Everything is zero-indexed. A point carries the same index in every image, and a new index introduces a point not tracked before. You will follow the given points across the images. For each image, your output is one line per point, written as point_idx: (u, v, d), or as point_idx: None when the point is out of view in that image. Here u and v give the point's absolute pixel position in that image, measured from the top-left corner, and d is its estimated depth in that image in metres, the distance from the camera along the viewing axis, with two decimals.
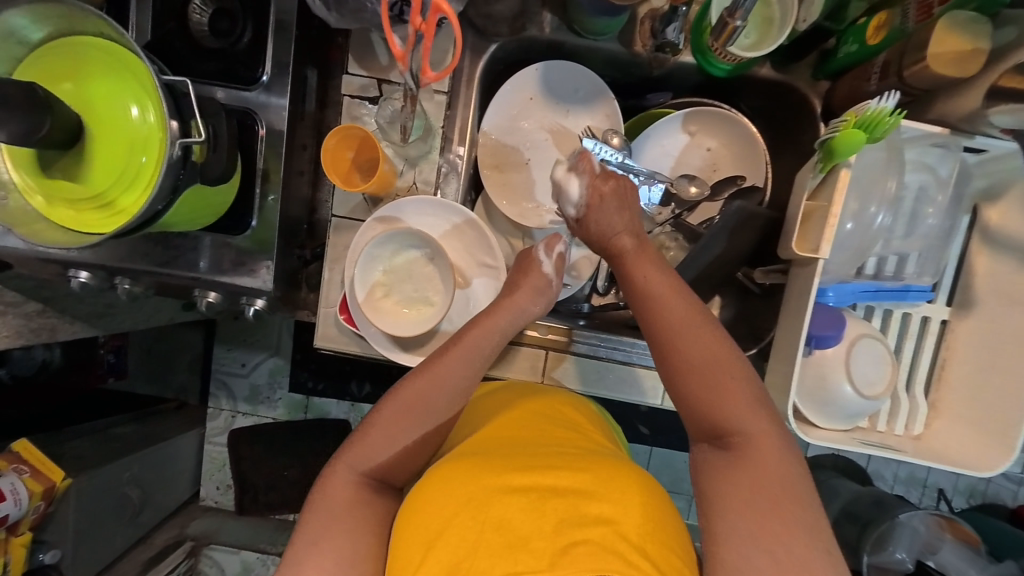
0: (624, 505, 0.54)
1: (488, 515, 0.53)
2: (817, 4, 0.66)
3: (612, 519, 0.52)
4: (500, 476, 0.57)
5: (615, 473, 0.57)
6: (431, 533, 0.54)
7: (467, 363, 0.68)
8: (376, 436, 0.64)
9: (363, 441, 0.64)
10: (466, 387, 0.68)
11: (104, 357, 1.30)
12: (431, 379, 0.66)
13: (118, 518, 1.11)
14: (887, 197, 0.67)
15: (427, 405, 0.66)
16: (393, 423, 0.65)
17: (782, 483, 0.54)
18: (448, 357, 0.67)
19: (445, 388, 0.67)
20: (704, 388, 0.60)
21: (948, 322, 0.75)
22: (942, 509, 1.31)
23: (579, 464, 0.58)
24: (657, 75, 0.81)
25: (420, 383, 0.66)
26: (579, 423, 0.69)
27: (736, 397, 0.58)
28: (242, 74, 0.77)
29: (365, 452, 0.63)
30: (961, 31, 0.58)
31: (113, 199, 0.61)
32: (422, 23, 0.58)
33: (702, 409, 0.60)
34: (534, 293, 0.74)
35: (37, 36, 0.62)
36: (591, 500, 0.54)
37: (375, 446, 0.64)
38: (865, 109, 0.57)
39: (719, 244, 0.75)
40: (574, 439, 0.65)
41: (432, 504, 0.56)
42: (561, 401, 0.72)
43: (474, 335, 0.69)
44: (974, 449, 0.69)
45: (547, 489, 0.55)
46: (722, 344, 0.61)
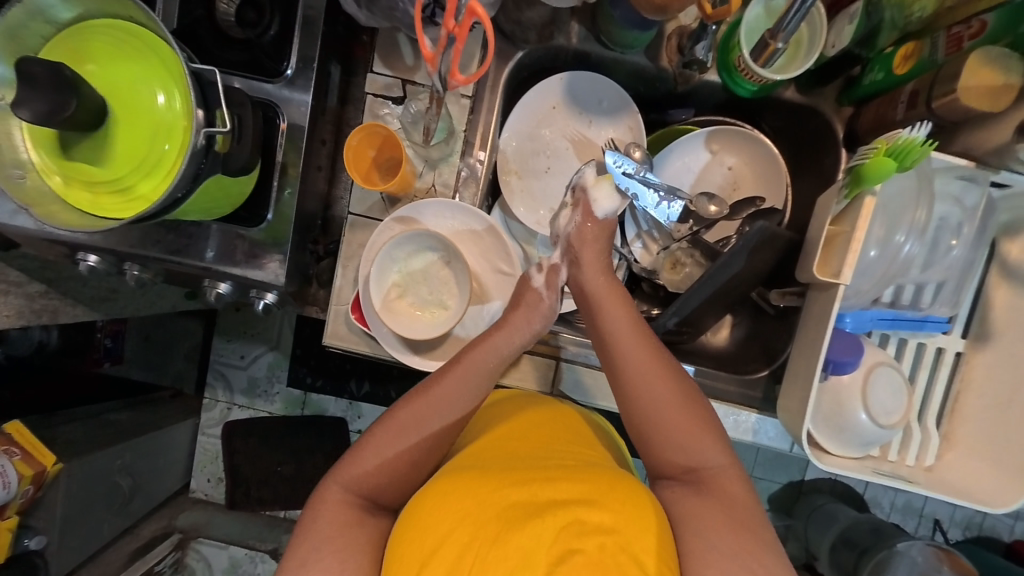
0: (626, 517, 0.53)
1: (485, 528, 0.52)
2: (847, 31, 0.66)
3: (613, 529, 0.52)
4: (498, 490, 0.56)
5: (614, 483, 0.57)
6: (425, 550, 0.52)
7: (467, 386, 0.67)
8: (370, 457, 0.62)
9: (356, 461, 0.62)
10: (462, 409, 0.66)
11: (102, 341, 1.29)
12: (426, 400, 0.65)
13: (107, 505, 1.10)
14: (916, 226, 0.66)
15: (422, 425, 0.64)
16: (386, 442, 0.63)
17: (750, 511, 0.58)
18: (447, 378, 0.66)
19: (439, 410, 0.65)
20: (669, 435, 0.62)
21: (963, 354, 0.74)
22: (938, 539, 1.29)
23: (577, 474, 0.57)
24: (681, 92, 0.81)
25: (416, 407, 0.65)
26: (579, 434, 0.68)
27: (700, 441, 0.62)
28: (267, 66, 0.77)
29: (357, 471, 0.62)
30: (995, 64, 0.58)
31: (133, 185, 0.60)
32: (455, 27, 0.58)
33: (671, 452, 0.62)
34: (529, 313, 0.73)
35: (66, 16, 0.61)
36: (593, 509, 0.53)
37: (370, 467, 0.62)
38: (897, 138, 0.57)
39: (739, 262, 0.74)
40: (571, 449, 0.64)
41: (429, 518, 0.55)
42: (563, 416, 0.71)
43: (474, 355, 0.68)
44: (988, 483, 0.68)
45: (545, 500, 0.54)
46: (690, 389, 0.64)
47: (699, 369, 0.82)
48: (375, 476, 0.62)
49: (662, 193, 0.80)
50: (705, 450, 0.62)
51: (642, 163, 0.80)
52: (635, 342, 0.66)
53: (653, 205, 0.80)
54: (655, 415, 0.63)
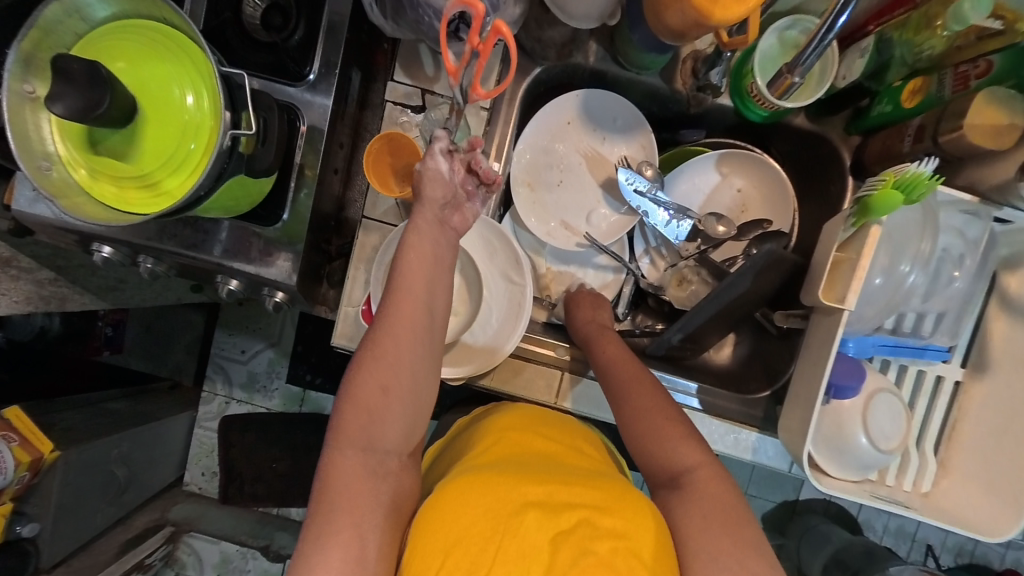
0: (636, 522, 0.55)
1: (506, 524, 0.53)
2: (858, 64, 0.68)
3: (623, 533, 0.54)
4: (516, 488, 0.56)
5: (624, 490, 0.58)
6: (446, 542, 0.53)
7: (416, 297, 0.64)
8: (353, 418, 0.60)
9: (344, 423, 0.60)
10: (420, 321, 0.64)
11: (103, 330, 1.33)
12: (383, 329, 0.62)
13: (100, 494, 1.10)
14: (920, 257, 0.68)
15: (389, 356, 0.61)
16: (364, 390, 0.60)
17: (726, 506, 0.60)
18: (393, 298, 0.64)
19: (399, 332, 0.62)
20: (658, 447, 0.65)
21: (961, 383, 0.76)
22: (929, 565, 1.30)
23: (590, 480, 0.59)
24: (693, 113, 0.83)
25: (379, 354, 0.61)
26: (581, 444, 0.71)
27: (676, 441, 0.64)
28: (291, 69, 0.79)
29: (355, 434, 0.59)
30: (999, 105, 0.60)
31: (159, 182, 0.62)
32: (478, 43, 0.59)
33: (653, 458, 0.65)
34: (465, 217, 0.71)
35: (102, 15, 0.63)
36: (604, 514, 0.55)
37: (354, 424, 0.60)
38: (904, 171, 0.58)
39: (745, 282, 0.75)
40: (578, 461, 0.66)
41: (447, 513, 0.55)
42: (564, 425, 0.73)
43: (410, 260, 0.65)
44: (982, 512, 0.69)
45: (561, 502, 0.56)
46: (670, 408, 0.67)
47: (702, 386, 0.82)
48: (371, 431, 0.60)
49: (672, 211, 0.83)
50: (678, 449, 0.64)
51: (653, 181, 0.82)
52: (621, 368, 0.71)
53: (663, 224, 0.83)
54: (641, 427, 0.66)
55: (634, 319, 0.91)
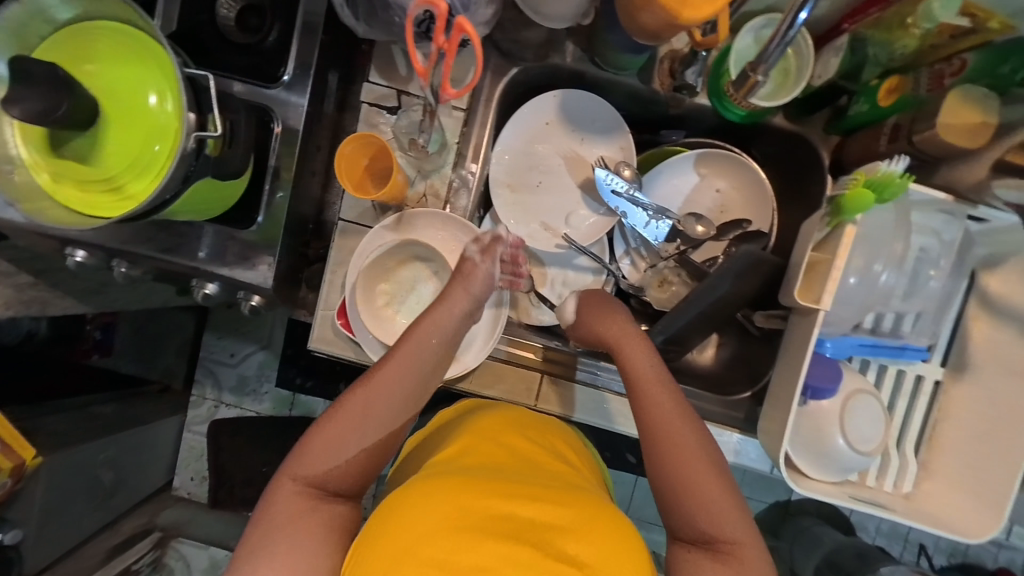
0: (601, 552, 0.54)
1: (460, 536, 0.52)
2: (834, 63, 0.68)
3: (584, 562, 0.53)
4: (481, 498, 0.56)
5: (595, 514, 0.57)
6: (400, 546, 0.52)
7: (410, 370, 0.68)
8: (317, 448, 0.62)
9: (307, 449, 0.62)
10: (410, 392, 0.67)
11: (91, 333, 1.32)
12: (371, 391, 0.66)
13: (86, 500, 1.09)
14: (893, 257, 0.68)
15: (371, 416, 0.65)
16: (335, 437, 0.63)
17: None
18: (389, 365, 0.67)
19: (387, 398, 0.66)
20: (688, 487, 0.62)
21: (942, 382, 0.75)
22: (922, 565, 1.30)
23: (562, 498, 0.58)
24: (673, 114, 0.82)
25: (366, 394, 0.65)
26: (561, 452, 0.70)
27: (718, 503, 0.61)
28: (266, 72, 0.79)
29: (308, 463, 0.61)
30: (971, 105, 0.59)
31: (123, 185, 0.61)
32: (445, 42, 0.59)
33: (689, 518, 0.61)
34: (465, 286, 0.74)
35: (65, 16, 0.62)
36: (570, 538, 0.55)
37: (315, 462, 0.61)
38: (876, 170, 0.58)
39: (726, 284, 0.76)
40: (554, 469, 0.65)
41: (408, 515, 0.54)
42: (548, 428, 0.73)
43: (414, 339, 0.69)
44: (962, 514, 0.69)
45: (526, 521, 0.55)
46: (708, 449, 0.64)
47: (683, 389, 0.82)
48: (325, 464, 0.62)
49: (651, 212, 0.82)
50: (721, 513, 0.60)
51: (631, 181, 0.81)
52: (659, 399, 0.67)
53: (642, 224, 0.83)
54: (672, 465, 0.62)
55: None
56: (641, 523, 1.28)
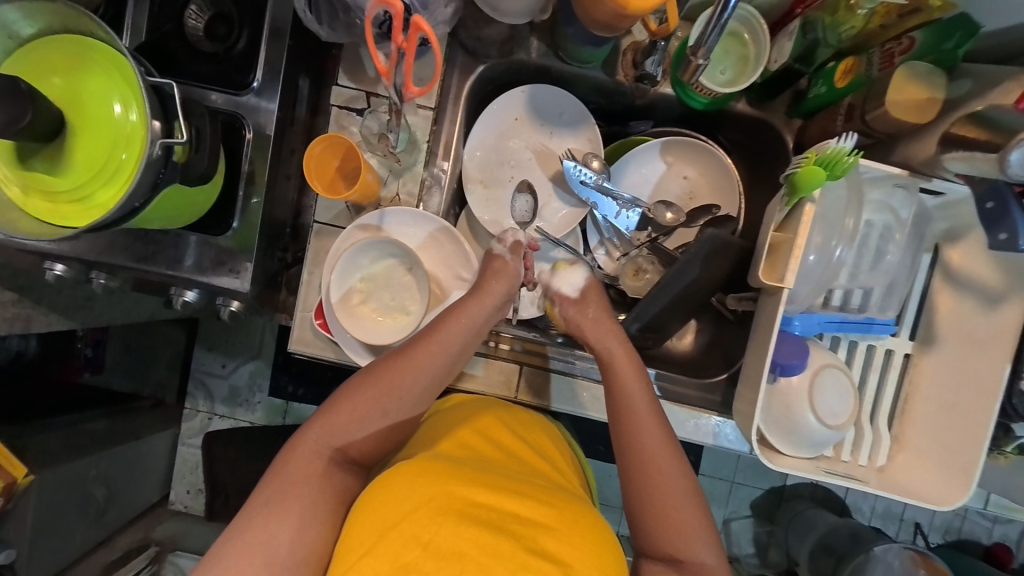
0: (579, 553, 0.55)
1: (446, 521, 0.53)
2: (787, 47, 0.69)
3: (561, 561, 0.54)
4: (466, 486, 0.57)
5: (577, 516, 0.59)
6: (386, 521, 0.54)
7: (441, 358, 0.70)
8: (344, 415, 0.65)
9: (332, 415, 0.65)
10: (438, 377, 0.70)
11: (82, 350, 1.30)
12: (403, 370, 0.68)
13: (80, 516, 1.08)
14: (847, 234, 0.69)
15: (400, 393, 0.67)
16: (365, 403, 0.66)
17: None
18: (422, 347, 0.69)
19: (419, 379, 0.68)
20: (664, 521, 0.63)
21: (911, 356, 0.76)
22: (918, 544, 1.31)
23: (548, 496, 0.59)
24: (640, 104, 0.83)
25: (393, 374, 0.67)
26: (552, 453, 0.71)
27: (689, 528, 0.62)
28: (235, 78, 0.78)
29: (331, 427, 0.64)
30: (918, 81, 0.61)
31: (90, 194, 0.61)
32: (405, 41, 0.60)
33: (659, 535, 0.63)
34: (494, 277, 0.76)
35: (28, 31, 0.62)
36: (548, 535, 0.56)
37: (343, 423, 0.65)
38: (825, 148, 0.59)
39: (694, 268, 0.77)
40: (540, 468, 0.66)
41: (394, 494, 0.56)
42: (544, 431, 0.74)
43: (450, 324, 0.71)
44: (935, 484, 0.70)
45: (512, 514, 0.56)
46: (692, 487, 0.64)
47: (659, 373, 0.84)
48: (348, 431, 0.65)
49: (622, 201, 0.84)
50: (689, 537, 0.62)
51: (599, 172, 0.82)
52: (650, 425, 0.66)
53: (613, 214, 0.85)
54: (655, 500, 0.63)
55: None
56: None
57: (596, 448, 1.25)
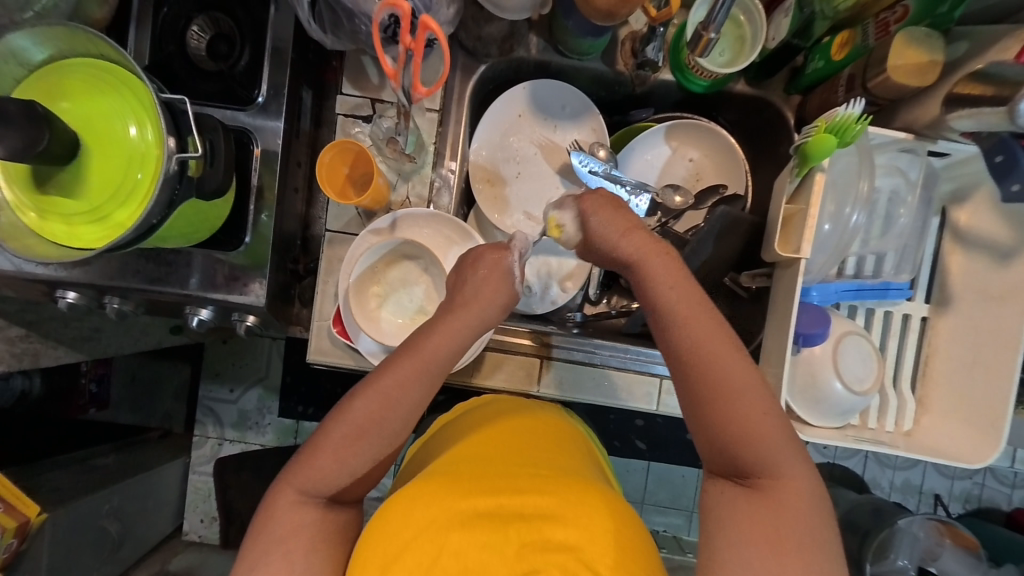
0: (590, 532, 0.54)
1: (454, 533, 0.54)
2: (784, 24, 0.70)
3: (573, 546, 0.53)
4: (466, 498, 0.57)
5: (583, 496, 0.57)
6: (388, 554, 0.54)
7: (420, 383, 0.64)
8: (325, 458, 0.61)
9: (311, 464, 0.61)
10: (419, 403, 0.65)
11: (87, 386, 1.26)
12: (381, 399, 0.63)
13: (96, 553, 1.05)
14: (862, 198, 0.69)
15: (381, 429, 0.63)
16: (344, 445, 0.62)
17: (796, 528, 0.52)
18: (398, 372, 0.64)
19: (398, 407, 0.63)
20: (741, 433, 0.56)
21: (928, 318, 0.77)
22: (940, 515, 1.31)
23: (547, 487, 0.58)
24: (639, 93, 0.85)
25: (370, 406, 0.62)
26: (557, 441, 0.70)
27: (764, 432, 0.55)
28: (240, 94, 0.79)
29: (313, 474, 0.61)
30: (917, 45, 0.63)
31: (108, 214, 0.61)
32: (411, 42, 0.61)
33: (730, 450, 0.56)
34: (491, 294, 0.69)
35: (39, 57, 0.62)
36: (556, 524, 0.54)
37: (322, 469, 0.61)
38: (835, 115, 0.60)
39: (707, 248, 0.80)
40: (541, 456, 0.65)
41: (396, 522, 0.56)
42: (546, 421, 0.73)
43: (429, 344, 0.65)
44: (960, 442, 0.71)
45: (514, 512, 0.56)
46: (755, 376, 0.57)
47: None
48: (336, 473, 0.61)
49: (630, 187, 0.84)
50: (766, 446, 0.55)
51: (607, 161, 0.84)
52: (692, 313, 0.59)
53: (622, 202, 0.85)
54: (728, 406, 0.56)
55: (609, 301, 0.95)
56: (658, 508, 1.29)
57: (613, 443, 1.25)
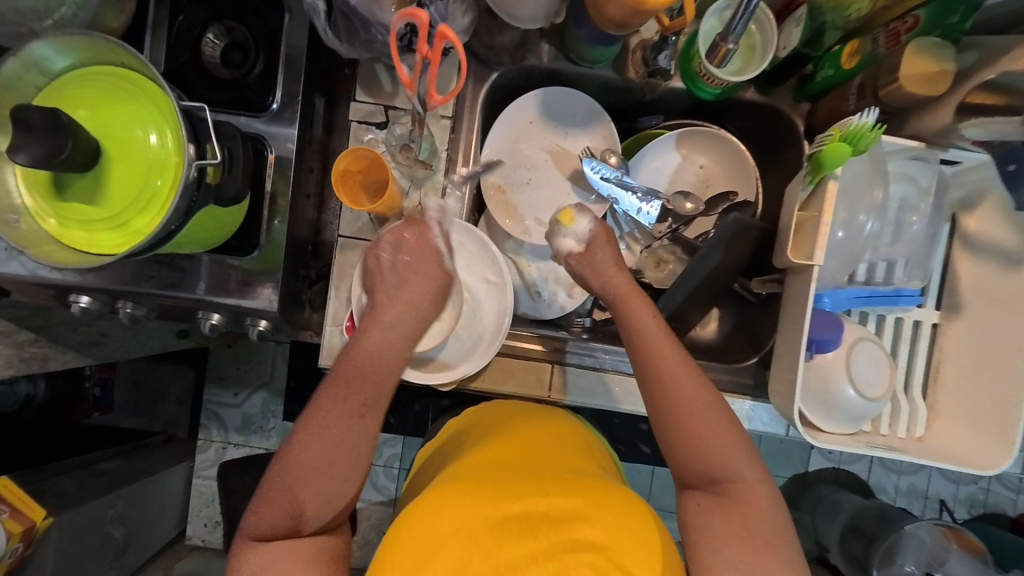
0: (617, 531, 0.55)
1: (483, 539, 0.54)
2: (795, 33, 0.70)
3: (604, 544, 0.54)
4: (493, 502, 0.57)
5: (608, 497, 0.58)
6: (420, 560, 0.53)
7: (340, 395, 0.66)
8: (272, 497, 0.61)
9: (259, 507, 0.61)
10: (356, 417, 0.66)
11: (90, 391, 1.24)
12: (319, 418, 0.64)
13: (100, 559, 1.04)
14: (874, 205, 0.71)
15: (322, 452, 0.63)
16: (290, 478, 0.61)
17: (768, 525, 0.59)
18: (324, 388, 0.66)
19: (332, 425, 0.64)
20: (706, 448, 0.62)
21: (938, 325, 0.78)
22: (945, 520, 1.31)
23: (572, 487, 0.58)
24: (648, 100, 0.86)
25: (311, 428, 0.63)
26: (573, 440, 0.71)
27: (725, 443, 0.62)
28: (253, 101, 0.79)
29: (264, 515, 0.60)
30: (928, 54, 0.63)
31: (128, 221, 0.61)
32: (428, 52, 0.61)
33: (697, 461, 0.62)
34: (413, 294, 0.76)
35: (60, 65, 0.63)
36: (584, 525, 0.55)
37: (272, 507, 0.60)
38: (849, 124, 0.61)
39: (717, 254, 0.79)
40: (560, 459, 0.66)
41: (425, 528, 0.56)
42: (560, 422, 0.74)
43: (367, 341, 0.70)
44: (973, 448, 0.71)
45: (541, 515, 0.56)
46: (711, 394, 0.64)
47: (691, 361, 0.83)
48: (306, 485, 0.62)
49: (640, 195, 0.85)
50: (730, 456, 0.62)
51: (618, 167, 0.84)
52: (662, 343, 0.66)
53: (634, 208, 0.86)
54: (678, 415, 0.63)
55: None
56: (664, 513, 1.29)
57: (619, 447, 1.25)
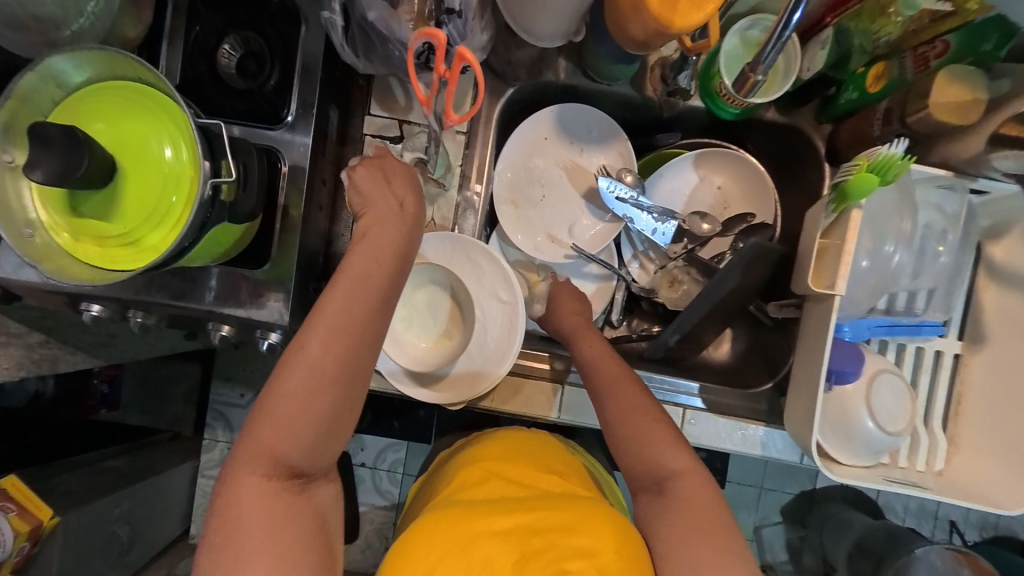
0: (603, 539, 0.55)
1: (477, 550, 0.54)
2: (820, 56, 0.70)
3: (590, 552, 0.54)
4: (484, 517, 0.57)
5: (593, 507, 0.58)
6: None
7: (351, 303, 0.60)
8: (268, 427, 0.56)
9: (254, 436, 0.56)
10: (367, 333, 0.61)
11: (98, 387, 1.30)
12: (329, 330, 0.58)
13: (105, 558, 1.03)
14: (902, 236, 0.69)
15: (331, 371, 0.58)
16: (296, 400, 0.57)
17: (722, 524, 0.58)
18: (332, 295, 0.60)
19: (340, 340, 0.59)
20: (644, 452, 0.63)
21: (960, 356, 0.76)
22: (956, 542, 1.29)
23: (558, 501, 0.59)
24: (667, 117, 0.84)
25: (321, 341, 0.58)
26: (554, 458, 0.71)
27: (660, 444, 0.63)
28: (268, 111, 0.79)
29: (265, 444, 0.56)
30: (960, 81, 0.62)
31: (142, 237, 0.61)
32: (445, 70, 0.60)
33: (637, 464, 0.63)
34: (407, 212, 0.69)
35: (78, 79, 0.63)
36: (572, 535, 0.55)
37: (270, 435, 0.56)
38: (877, 154, 0.59)
39: (734, 278, 0.76)
40: (546, 479, 0.66)
41: (416, 548, 0.55)
42: (544, 444, 0.74)
43: (360, 259, 0.63)
44: (995, 484, 0.69)
45: (530, 528, 0.56)
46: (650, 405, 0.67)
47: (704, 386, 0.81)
48: (273, 466, 0.56)
49: (656, 214, 0.84)
50: (666, 454, 0.62)
51: (634, 187, 0.83)
52: (606, 362, 0.71)
53: (649, 227, 0.85)
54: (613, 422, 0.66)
55: (629, 324, 0.92)
56: None
57: None
